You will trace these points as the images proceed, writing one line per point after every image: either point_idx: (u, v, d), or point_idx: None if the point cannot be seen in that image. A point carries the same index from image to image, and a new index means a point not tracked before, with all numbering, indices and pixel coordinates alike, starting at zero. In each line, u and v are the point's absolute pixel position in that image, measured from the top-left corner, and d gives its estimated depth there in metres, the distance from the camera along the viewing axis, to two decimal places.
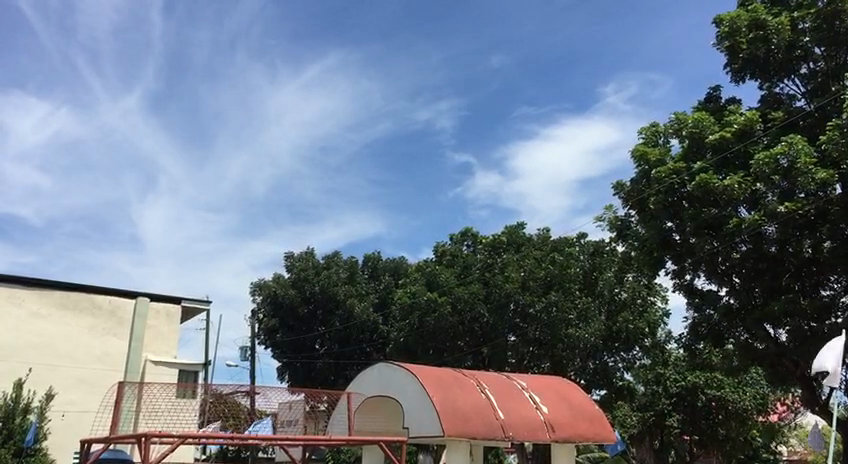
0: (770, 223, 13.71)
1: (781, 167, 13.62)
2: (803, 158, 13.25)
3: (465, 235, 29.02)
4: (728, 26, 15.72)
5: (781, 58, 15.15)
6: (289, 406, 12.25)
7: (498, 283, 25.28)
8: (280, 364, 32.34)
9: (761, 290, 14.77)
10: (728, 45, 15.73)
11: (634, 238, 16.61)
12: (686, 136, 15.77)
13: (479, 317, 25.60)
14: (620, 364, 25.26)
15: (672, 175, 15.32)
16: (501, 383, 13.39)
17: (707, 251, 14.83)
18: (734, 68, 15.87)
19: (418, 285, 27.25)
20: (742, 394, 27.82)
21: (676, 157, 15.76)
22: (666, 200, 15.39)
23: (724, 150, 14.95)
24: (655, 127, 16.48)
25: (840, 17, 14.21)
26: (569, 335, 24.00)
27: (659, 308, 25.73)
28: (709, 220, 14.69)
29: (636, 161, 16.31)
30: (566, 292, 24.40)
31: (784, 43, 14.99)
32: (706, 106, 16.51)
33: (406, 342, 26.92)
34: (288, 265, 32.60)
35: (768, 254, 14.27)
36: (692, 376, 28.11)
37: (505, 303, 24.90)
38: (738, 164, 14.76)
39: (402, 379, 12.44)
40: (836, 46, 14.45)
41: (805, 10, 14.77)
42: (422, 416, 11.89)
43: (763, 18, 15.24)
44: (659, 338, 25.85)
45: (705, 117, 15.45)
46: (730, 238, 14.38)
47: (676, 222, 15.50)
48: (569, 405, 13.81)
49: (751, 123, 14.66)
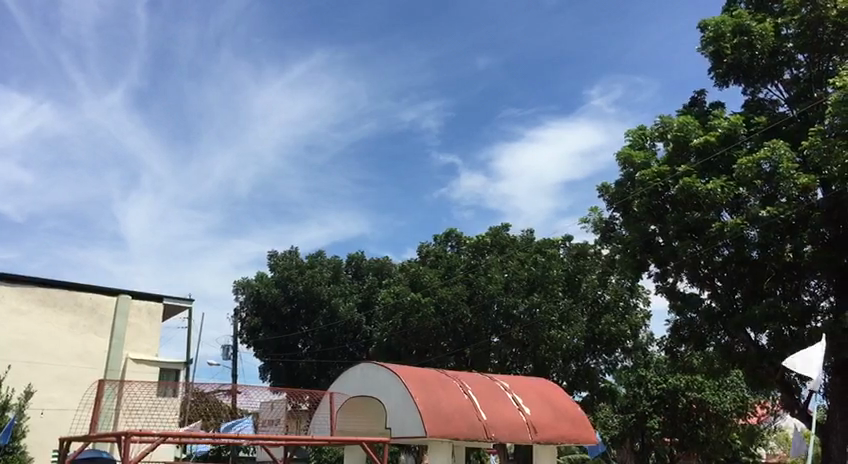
0: (752, 227, 13.90)
1: (763, 172, 13.83)
2: (786, 164, 13.51)
3: (449, 235, 29.01)
4: (713, 31, 15.77)
5: (765, 64, 15.28)
6: (270, 406, 12.12)
7: (482, 284, 25.58)
8: (262, 363, 32.05)
9: (743, 294, 14.92)
10: (713, 50, 15.76)
11: (618, 241, 16.64)
12: (670, 139, 15.87)
13: (462, 318, 25.65)
14: (602, 366, 25.50)
15: (656, 178, 15.37)
16: (484, 385, 13.39)
17: (690, 254, 14.93)
18: (718, 73, 15.91)
19: (401, 285, 27.27)
20: (722, 397, 28.11)
21: (661, 160, 15.83)
22: (650, 204, 15.42)
23: (708, 154, 15.04)
24: (640, 130, 16.56)
25: (823, 24, 14.33)
26: (551, 336, 23.97)
27: (641, 311, 25.81)
28: (692, 224, 14.83)
29: (621, 164, 16.38)
30: (549, 294, 24.49)
31: (768, 49, 15.12)
32: (691, 110, 16.62)
33: (390, 342, 26.86)
34: (272, 263, 32.47)
35: (750, 259, 14.37)
36: (673, 378, 28.54)
37: (488, 304, 25.26)
38: (721, 168, 14.92)
39: (386, 379, 12.39)
40: (819, 52, 14.64)
41: (789, 17, 14.94)
42: (405, 416, 11.88)
43: (748, 24, 15.33)
44: (643, 341, 25.78)
45: (690, 121, 15.58)
46: (713, 242, 14.55)
47: (659, 226, 15.63)
48: (552, 407, 13.86)
49: (736, 126, 14.86)
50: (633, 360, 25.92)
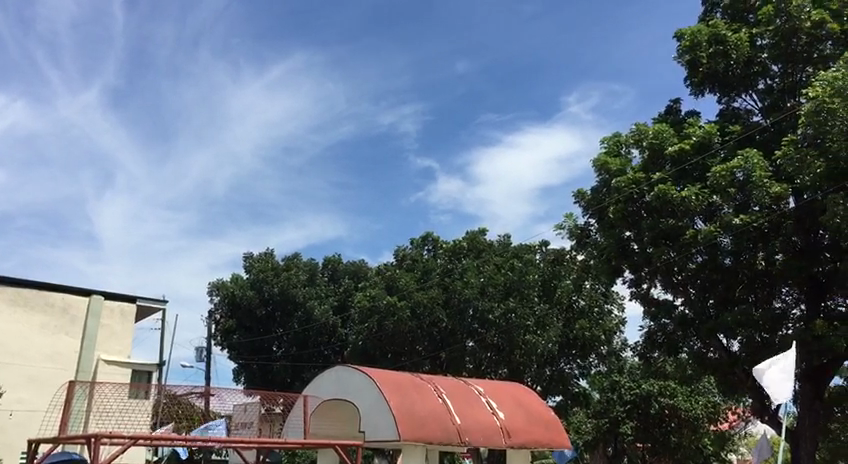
0: (725, 235, 14.05)
1: (736, 180, 14.03)
2: (758, 173, 13.67)
3: (426, 239, 29.04)
4: (689, 40, 15.92)
5: (739, 73, 15.45)
6: (244, 409, 12.06)
7: (457, 288, 25.43)
8: (236, 366, 31.93)
9: (715, 301, 15.01)
10: (689, 59, 15.93)
11: (593, 247, 16.75)
12: (646, 147, 16.00)
13: (437, 322, 25.67)
14: (576, 371, 25.57)
15: (632, 185, 15.52)
16: (460, 389, 13.40)
17: (664, 261, 15.00)
18: (694, 82, 16.07)
19: (377, 288, 27.22)
20: (694, 403, 28.39)
21: (636, 167, 15.97)
22: (625, 210, 15.60)
23: (683, 162, 15.22)
24: (617, 138, 16.67)
25: (797, 35, 14.57)
26: (526, 341, 24.11)
27: (616, 317, 25.95)
28: (666, 230, 14.95)
29: (597, 170, 16.48)
30: (524, 298, 24.58)
31: (743, 59, 15.29)
32: (666, 118, 16.77)
33: (365, 346, 26.77)
34: (247, 265, 32.28)
35: (723, 266, 14.53)
36: (646, 384, 28.72)
37: (464, 308, 25.18)
38: (696, 176, 15.01)
39: (361, 383, 12.36)
40: (793, 63, 14.89)
41: (764, 27, 15.14)
42: (379, 419, 11.85)
43: (723, 34, 15.51)
44: (616, 346, 26.11)
45: (665, 129, 15.72)
46: (687, 248, 14.65)
47: (633, 232, 15.74)
48: (526, 411, 13.90)
49: (710, 135, 14.99)
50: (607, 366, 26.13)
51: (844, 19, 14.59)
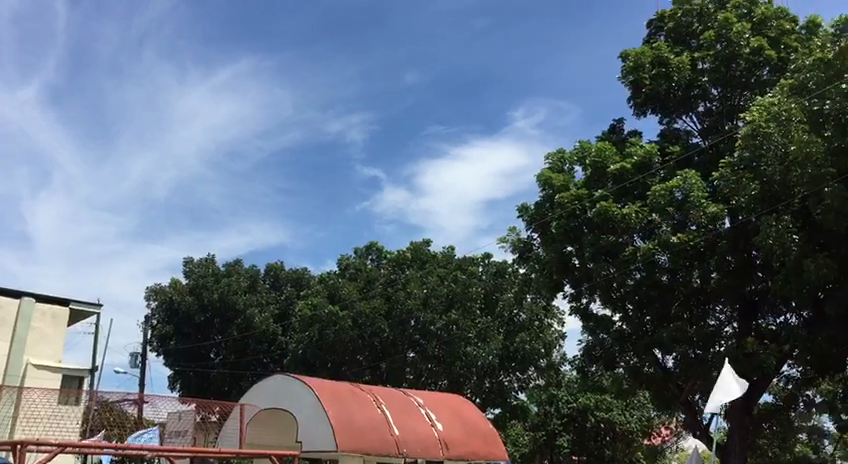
0: (662, 252, 14.43)
1: (675, 200, 14.53)
2: (696, 193, 14.21)
3: (370, 249, 29.01)
4: (634, 61, 16.26)
5: (680, 95, 15.81)
6: (178, 417, 11.85)
7: (401, 299, 25.56)
8: (172, 372, 31.14)
9: (652, 317, 15.23)
10: (632, 80, 16.28)
11: (536, 261, 16.90)
12: (588, 164, 16.27)
13: (379, 333, 25.48)
14: (515, 384, 25.40)
15: (574, 201, 15.80)
16: (399, 400, 13.36)
17: (603, 277, 15.25)
18: (637, 102, 16.42)
19: (320, 297, 27.02)
20: (628, 417, 29.12)
21: (579, 184, 16.22)
22: (567, 225, 15.74)
23: (624, 180, 15.49)
24: (561, 154, 16.91)
25: (736, 60, 15.07)
26: (467, 353, 24.39)
27: (555, 331, 26.15)
28: (607, 246, 15.21)
29: (541, 185, 16.65)
30: (467, 311, 24.88)
31: (684, 81, 15.64)
32: (610, 137, 17.05)
33: (305, 354, 26.49)
34: (187, 270, 31.71)
35: (660, 283, 14.88)
36: (582, 398, 29.08)
37: (406, 319, 25.30)
38: (636, 194, 15.37)
39: (299, 392, 12.23)
40: (732, 87, 15.34)
41: (705, 51, 15.60)
42: (316, 429, 11.75)
43: (667, 56, 15.89)
44: (555, 360, 25.90)
45: (607, 148, 16.06)
46: (625, 265, 14.96)
47: (575, 247, 15.92)
48: (463, 423, 13.95)
49: (650, 154, 15.44)
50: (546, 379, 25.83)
51: (781, 46, 15.13)
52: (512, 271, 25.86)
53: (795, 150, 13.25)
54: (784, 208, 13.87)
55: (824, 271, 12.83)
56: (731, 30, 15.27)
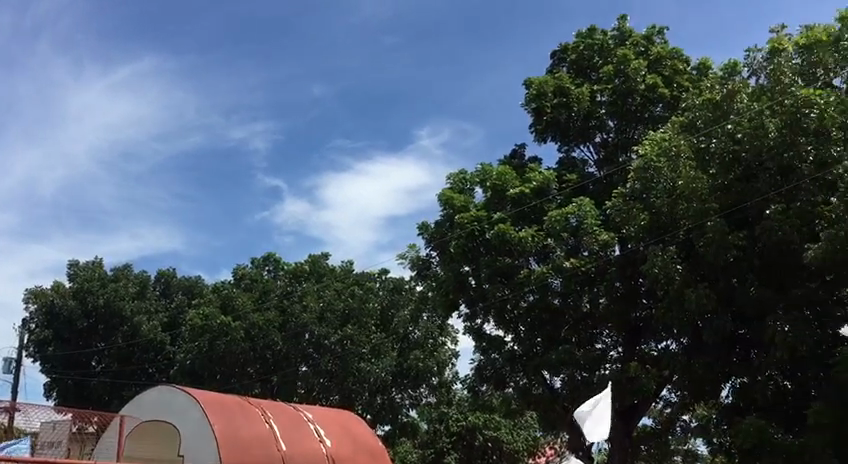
0: (555, 276, 14.86)
1: (569, 226, 14.92)
2: (589, 220, 14.70)
3: (267, 260, 28.59)
4: (537, 89, 16.60)
5: (579, 125, 16.37)
6: (53, 428, 11.31)
7: (296, 312, 25.31)
8: (48, 380, 29.49)
9: (543, 339, 15.62)
10: (534, 107, 16.53)
11: (433, 279, 17.00)
12: (488, 187, 16.55)
13: (272, 345, 25.06)
14: (406, 401, 25.35)
15: (474, 222, 16.03)
16: (287, 414, 13.15)
17: (498, 298, 15.49)
18: (538, 128, 16.69)
19: (212, 306, 26.33)
20: (515, 437, 29.66)
21: (479, 205, 16.47)
22: (466, 246, 15.97)
23: (523, 204, 15.88)
24: (462, 175, 17.14)
25: (632, 95, 15.77)
26: (359, 368, 24.36)
27: (449, 349, 26.36)
28: (503, 268, 15.51)
29: (441, 204, 16.80)
30: (362, 327, 25.00)
31: (583, 111, 16.18)
32: (511, 161, 17.40)
33: (193, 365, 25.68)
34: (71, 273, 30.32)
35: (551, 306, 15.31)
36: (472, 416, 29.51)
37: (300, 332, 24.99)
38: (533, 219, 15.79)
39: (185, 404, 11.75)
40: (627, 121, 16.06)
41: (603, 85, 16.19)
42: (199, 443, 11.39)
43: (568, 87, 16.41)
44: (447, 378, 26.11)
45: (508, 172, 16.44)
46: (520, 287, 15.29)
47: (472, 267, 16.11)
48: (353, 439, 13.86)
49: (548, 181, 15.89)
50: (437, 396, 25.88)
51: (673, 85, 15.95)
52: (409, 288, 26.22)
53: (682, 185, 13.97)
54: (670, 239, 14.48)
55: (704, 301, 13.47)
56: (628, 67, 15.92)
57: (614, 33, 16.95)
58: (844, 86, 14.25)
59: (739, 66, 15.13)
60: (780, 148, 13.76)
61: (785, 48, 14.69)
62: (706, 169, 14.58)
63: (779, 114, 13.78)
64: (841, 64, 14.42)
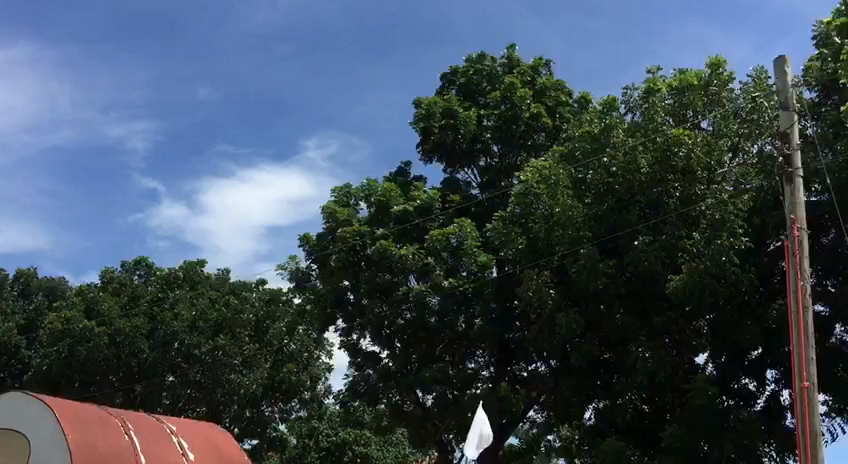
0: (433, 295, 14.98)
1: (450, 246, 15.19)
2: (470, 241, 15.11)
3: (138, 264, 27.49)
4: (425, 109, 16.75)
5: (465, 147, 16.71)
6: None
7: (166, 321, 24.22)
8: None
9: (418, 356, 15.87)
10: (422, 127, 16.68)
11: (311, 292, 16.81)
12: (373, 202, 16.61)
13: (138, 353, 24.23)
14: (276, 414, 25.78)
15: (356, 237, 15.92)
16: (148, 425, 12.57)
17: (376, 314, 15.60)
18: (425, 148, 16.92)
19: (75, 310, 25.00)
20: (385, 452, 29.80)
21: (362, 220, 16.44)
22: (347, 260, 15.92)
23: (406, 221, 16.08)
24: (347, 189, 17.09)
25: (517, 122, 16.27)
26: (230, 380, 23.87)
27: (323, 362, 26.27)
28: (382, 284, 15.63)
29: (324, 218, 16.62)
30: (235, 337, 24.31)
31: (469, 134, 16.49)
32: (396, 178, 17.51)
33: (50, 371, 24.26)
34: None
35: (428, 325, 15.37)
36: (344, 433, 29.43)
37: (169, 341, 24.01)
38: (415, 237, 16.06)
39: (37, 416, 10.99)
40: (511, 148, 16.67)
41: (490, 110, 16.58)
42: (52, 454, 10.74)
43: (456, 108, 16.59)
44: (319, 392, 26.19)
45: (393, 189, 16.52)
46: (398, 304, 15.47)
47: (352, 282, 16.10)
48: (217, 453, 13.48)
49: (433, 200, 16.09)
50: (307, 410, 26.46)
51: (556, 116, 16.65)
52: (285, 300, 25.60)
53: (559, 212, 14.44)
54: (545, 264, 14.92)
55: (573, 326, 13.97)
56: (515, 94, 16.37)
57: (502, 60, 17.40)
58: (711, 129, 15.18)
59: (617, 102, 15.83)
60: (651, 183, 14.57)
61: (659, 88, 15.46)
62: (582, 198, 15.43)
63: (651, 151, 14.56)
64: (708, 107, 15.30)
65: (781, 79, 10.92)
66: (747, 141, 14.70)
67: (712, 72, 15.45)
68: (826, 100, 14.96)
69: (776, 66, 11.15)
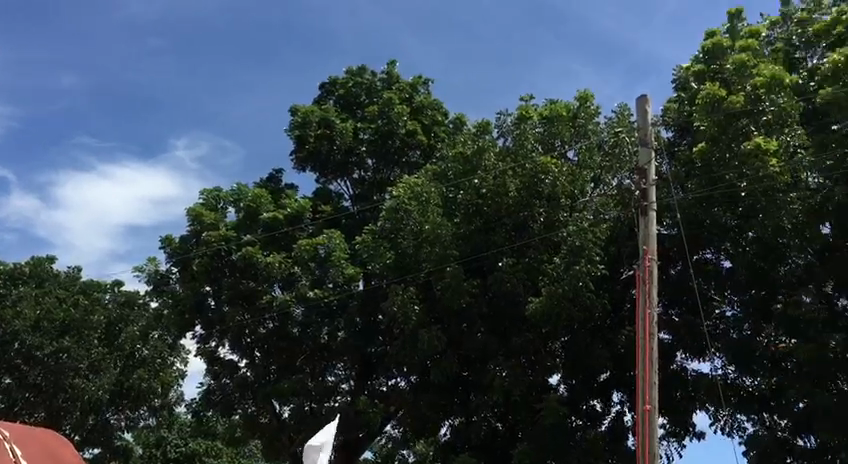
0: (298, 305, 14.95)
1: (318, 256, 15.14)
2: (338, 252, 15.02)
3: None
4: (302, 118, 16.58)
5: (340, 159, 16.66)
6: None
7: (6, 318, 22.78)
8: None
9: (277, 367, 15.64)
10: (297, 134, 16.54)
11: (170, 296, 16.19)
12: (242, 208, 16.13)
13: None
14: (122, 422, 24.94)
15: (221, 241, 15.54)
16: None
17: (237, 323, 15.22)
18: (299, 157, 16.73)
19: None
20: None
21: (230, 225, 15.99)
22: (209, 265, 15.49)
23: (275, 229, 15.85)
24: (216, 192, 16.37)
25: (393, 138, 16.45)
26: (73, 385, 23.07)
27: (177, 369, 25.40)
28: (245, 292, 15.38)
29: (189, 220, 15.94)
30: (83, 340, 23.36)
31: (345, 146, 16.48)
32: (266, 184, 17.19)
33: None
34: None
35: (290, 335, 15.31)
36: (193, 443, 34.13)
37: (8, 341, 22.62)
38: (282, 245, 15.82)
39: None
40: (385, 163, 16.78)
41: (367, 123, 16.67)
42: None
43: (332, 119, 16.54)
44: (171, 399, 25.47)
45: (264, 196, 16.17)
46: (260, 313, 15.23)
47: (213, 288, 15.68)
48: None
49: (303, 209, 16.02)
50: (157, 419, 25.72)
51: (432, 134, 16.91)
52: (141, 303, 24.13)
53: (428, 229, 14.71)
54: (411, 279, 15.06)
55: (435, 342, 14.14)
56: (392, 110, 16.47)
57: (382, 75, 17.49)
58: (576, 159, 15.78)
59: (490, 125, 16.11)
60: (518, 207, 15.13)
61: (530, 116, 15.93)
62: (451, 217, 15.54)
63: (519, 176, 15.09)
64: (575, 138, 15.90)
65: (642, 118, 11.39)
66: (608, 174, 15.53)
67: (579, 105, 16.12)
68: (681, 139, 15.93)
69: (638, 104, 11.51)
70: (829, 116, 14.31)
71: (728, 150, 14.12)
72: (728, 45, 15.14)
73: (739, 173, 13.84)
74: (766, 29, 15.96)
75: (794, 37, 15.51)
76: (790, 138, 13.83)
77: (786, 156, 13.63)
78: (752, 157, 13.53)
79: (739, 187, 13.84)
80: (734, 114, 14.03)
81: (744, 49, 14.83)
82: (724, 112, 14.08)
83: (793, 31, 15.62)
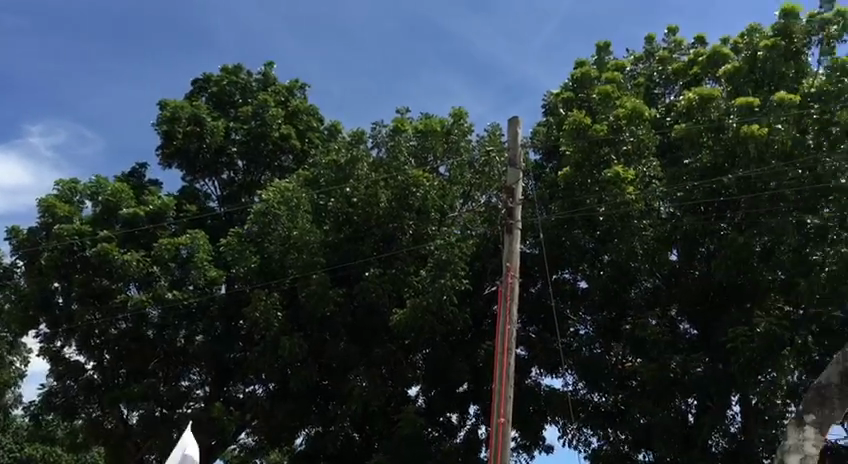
0: (154, 307, 14.34)
1: (180, 257, 14.65)
2: (202, 254, 14.57)
3: None
4: (170, 112, 16.02)
5: (209, 158, 16.26)
6: None
7: None
8: None
9: (128, 371, 15.18)
10: (165, 129, 15.96)
11: (13, 290, 15.20)
12: (99, 202, 15.42)
13: None
14: None
15: (74, 235, 14.67)
16: None
17: (86, 322, 14.68)
18: (165, 152, 16.16)
19: None
20: None
21: (85, 219, 15.19)
22: (59, 260, 14.65)
23: (134, 226, 15.14)
24: (72, 183, 15.53)
25: (265, 140, 16.23)
26: None
27: (15, 370, 23.85)
28: (97, 290, 14.75)
29: (40, 211, 15.10)
30: None
31: (215, 146, 16.12)
32: (127, 179, 16.49)
33: None
34: None
35: (144, 337, 14.81)
36: (28, 449, 32.08)
37: None
38: (141, 243, 15.16)
39: None
40: (256, 165, 16.54)
41: (239, 124, 16.40)
42: None
43: (203, 116, 16.06)
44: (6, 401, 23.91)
45: (125, 190, 15.50)
46: (113, 313, 14.65)
47: (63, 285, 14.87)
48: None
49: (166, 207, 15.43)
50: None
51: (305, 140, 16.78)
52: None
53: (297, 235, 14.59)
54: (276, 285, 14.89)
55: (295, 350, 13.91)
56: (266, 112, 16.31)
57: (257, 76, 17.20)
58: (447, 174, 15.92)
59: (365, 135, 16.17)
60: (388, 218, 15.19)
61: (405, 129, 15.86)
62: (320, 224, 15.52)
63: (391, 187, 15.17)
64: (447, 153, 16.09)
65: (512, 138, 11.87)
66: (478, 191, 15.98)
67: (453, 122, 16.31)
68: (548, 162, 16.56)
69: (509, 125, 11.98)
70: (682, 151, 15.07)
71: (589, 176, 14.75)
72: (595, 75, 15.88)
73: (598, 198, 14.64)
74: (631, 63, 16.86)
75: (655, 74, 16.46)
76: (647, 169, 14.72)
77: (641, 186, 14.50)
78: (610, 184, 14.27)
79: (598, 212, 14.60)
80: (597, 142, 14.72)
81: (609, 80, 15.57)
82: (587, 139, 14.75)
83: (654, 68, 16.57)
